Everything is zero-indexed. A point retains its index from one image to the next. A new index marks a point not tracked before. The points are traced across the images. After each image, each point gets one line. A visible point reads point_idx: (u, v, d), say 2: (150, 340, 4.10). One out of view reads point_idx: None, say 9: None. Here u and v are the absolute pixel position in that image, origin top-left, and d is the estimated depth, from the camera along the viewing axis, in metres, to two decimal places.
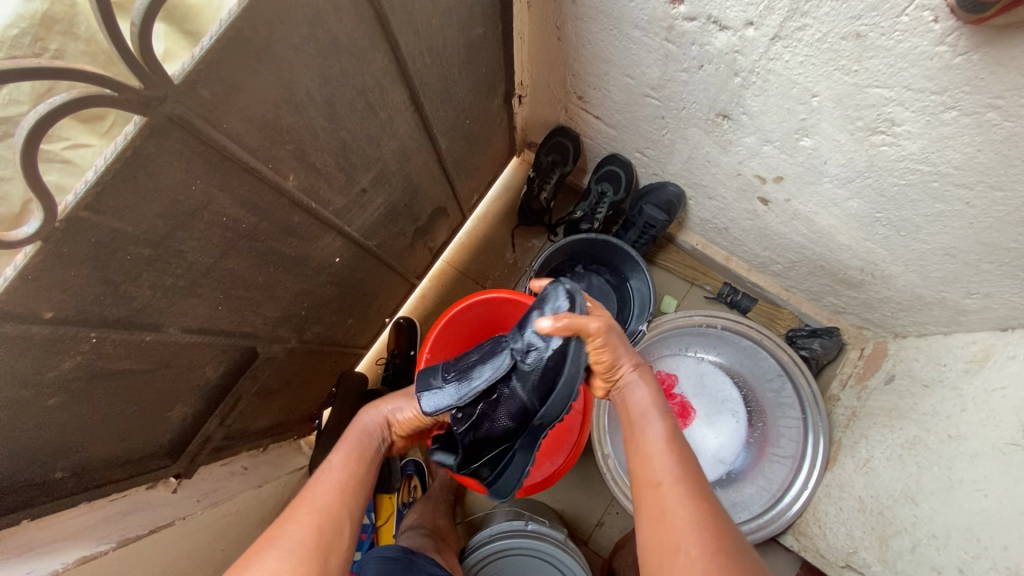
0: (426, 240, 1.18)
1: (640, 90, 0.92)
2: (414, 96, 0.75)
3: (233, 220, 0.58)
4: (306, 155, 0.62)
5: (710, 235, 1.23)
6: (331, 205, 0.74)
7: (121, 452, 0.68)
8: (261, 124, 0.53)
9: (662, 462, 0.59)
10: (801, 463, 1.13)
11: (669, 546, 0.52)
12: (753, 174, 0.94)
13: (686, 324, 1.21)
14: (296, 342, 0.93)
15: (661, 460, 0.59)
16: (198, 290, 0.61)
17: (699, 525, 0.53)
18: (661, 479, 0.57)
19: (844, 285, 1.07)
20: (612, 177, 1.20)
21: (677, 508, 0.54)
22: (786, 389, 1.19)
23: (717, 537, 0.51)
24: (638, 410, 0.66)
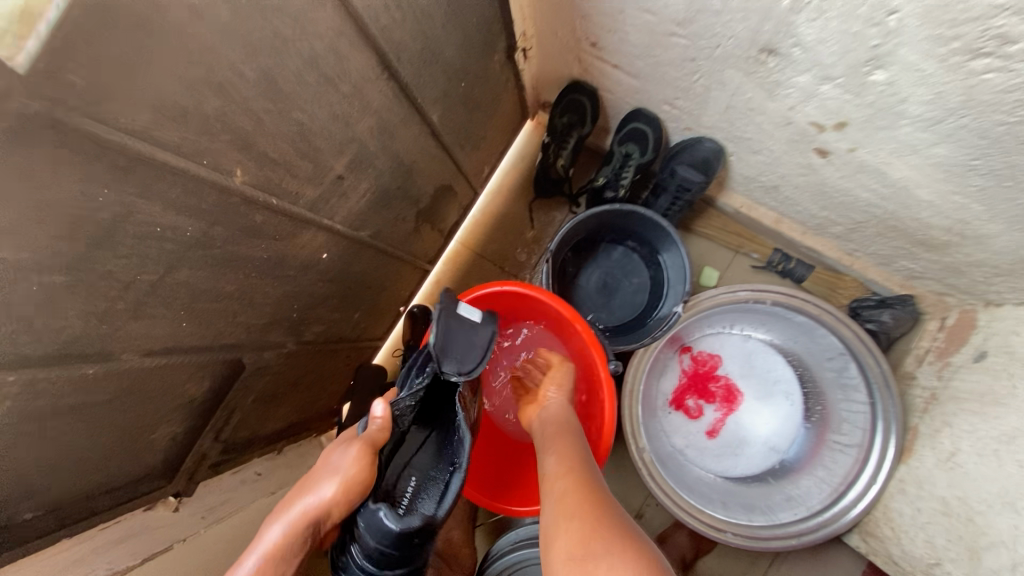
0: (432, 223, 1.08)
1: (663, 29, 0.76)
2: (384, 60, 0.64)
3: (172, 229, 0.50)
4: (252, 144, 0.52)
5: (756, 196, 1.06)
6: (302, 197, 0.65)
7: (103, 482, 0.64)
8: (178, 112, 0.43)
9: (558, 479, 0.62)
10: (869, 454, 0.99)
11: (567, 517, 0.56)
12: (808, 121, 0.77)
13: (729, 301, 1.06)
14: (294, 345, 0.86)
15: (565, 456, 0.66)
16: (148, 310, 0.53)
17: (583, 516, 0.55)
18: (567, 471, 0.63)
19: (922, 247, 0.90)
20: (637, 136, 1.04)
21: (567, 508, 0.57)
22: (849, 369, 1.03)
23: (604, 511, 0.55)
24: (550, 438, 0.71)
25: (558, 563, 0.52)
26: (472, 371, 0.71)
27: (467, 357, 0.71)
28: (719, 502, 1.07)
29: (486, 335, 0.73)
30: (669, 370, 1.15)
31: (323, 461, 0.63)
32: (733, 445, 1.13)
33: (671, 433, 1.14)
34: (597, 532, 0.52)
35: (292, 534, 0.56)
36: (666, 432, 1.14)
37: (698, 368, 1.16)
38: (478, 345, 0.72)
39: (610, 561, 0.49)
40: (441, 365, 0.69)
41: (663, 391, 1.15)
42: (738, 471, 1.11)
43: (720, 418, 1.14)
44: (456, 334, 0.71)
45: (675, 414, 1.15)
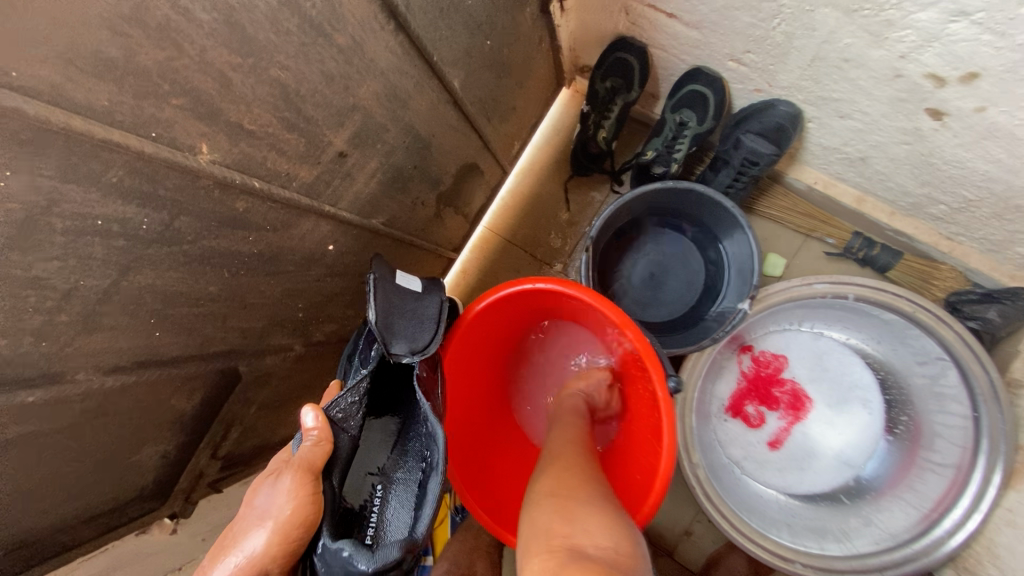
0: (457, 206, 0.96)
1: None
2: (390, 6, 0.51)
3: (121, 222, 0.39)
4: (221, 112, 0.41)
5: (836, 170, 0.89)
6: (295, 179, 0.54)
7: (80, 510, 0.56)
8: (102, 67, 0.33)
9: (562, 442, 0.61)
10: (968, 477, 0.83)
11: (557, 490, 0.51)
12: (925, 72, 0.61)
13: (804, 295, 0.90)
14: (302, 347, 0.77)
15: (570, 426, 0.66)
16: (104, 322, 0.44)
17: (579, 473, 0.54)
18: (570, 438, 0.62)
19: None
20: (694, 101, 0.88)
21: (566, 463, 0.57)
22: (947, 377, 0.87)
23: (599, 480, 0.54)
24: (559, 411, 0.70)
25: (538, 500, 0.51)
26: (428, 347, 0.58)
27: (418, 334, 0.58)
28: (782, 524, 0.93)
29: (434, 303, 0.62)
30: (725, 373, 1.00)
31: (248, 504, 0.48)
32: (798, 458, 0.98)
33: (727, 443, 1.01)
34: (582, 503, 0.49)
35: None
36: (721, 442, 1.00)
37: (759, 371, 1.01)
38: (426, 317, 0.60)
39: (592, 508, 0.48)
40: (388, 346, 0.56)
41: (718, 396, 1.01)
42: (805, 489, 0.97)
43: (784, 428, 0.99)
44: (396, 309, 0.58)
45: (732, 422, 1.01)
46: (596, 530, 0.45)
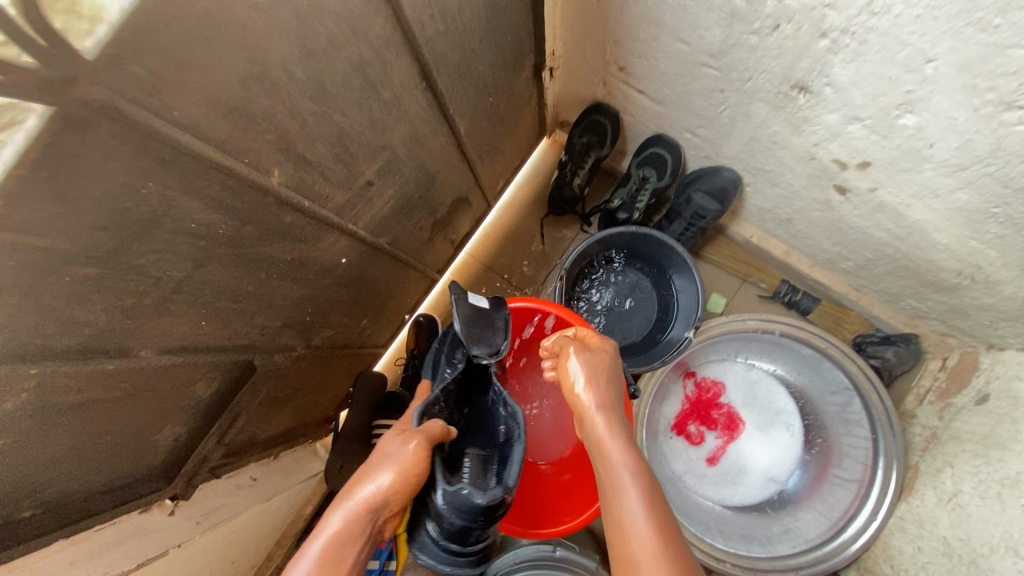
0: (446, 233, 1.08)
1: (695, 58, 0.77)
2: (424, 70, 0.63)
3: (204, 225, 0.48)
4: (292, 145, 0.51)
5: (768, 226, 1.08)
6: (331, 201, 0.64)
7: (103, 481, 0.61)
8: (228, 109, 0.43)
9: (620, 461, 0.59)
10: (868, 489, 0.99)
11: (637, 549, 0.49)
12: (831, 159, 0.78)
13: (739, 329, 1.06)
14: (303, 349, 0.85)
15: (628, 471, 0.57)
16: (171, 307, 0.52)
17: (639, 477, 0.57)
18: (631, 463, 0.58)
19: (932, 288, 0.92)
20: (655, 160, 1.05)
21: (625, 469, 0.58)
22: (852, 405, 1.04)
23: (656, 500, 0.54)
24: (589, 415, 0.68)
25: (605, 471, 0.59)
26: (501, 349, 0.72)
27: (494, 339, 0.72)
28: (717, 530, 1.06)
29: (501, 313, 0.76)
30: (672, 396, 1.14)
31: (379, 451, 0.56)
32: (731, 473, 1.12)
33: (671, 458, 1.13)
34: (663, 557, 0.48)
35: (352, 526, 0.50)
36: (666, 457, 1.13)
37: (701, 395, 1.15)
38: (497, 326, 0.74)
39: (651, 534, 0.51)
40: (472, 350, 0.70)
41: (665, 416, 1.14)
42: (736, 501, 1.11)
43: (720, 446, 1.13)
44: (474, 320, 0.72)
45: (677, 439, 1.14)
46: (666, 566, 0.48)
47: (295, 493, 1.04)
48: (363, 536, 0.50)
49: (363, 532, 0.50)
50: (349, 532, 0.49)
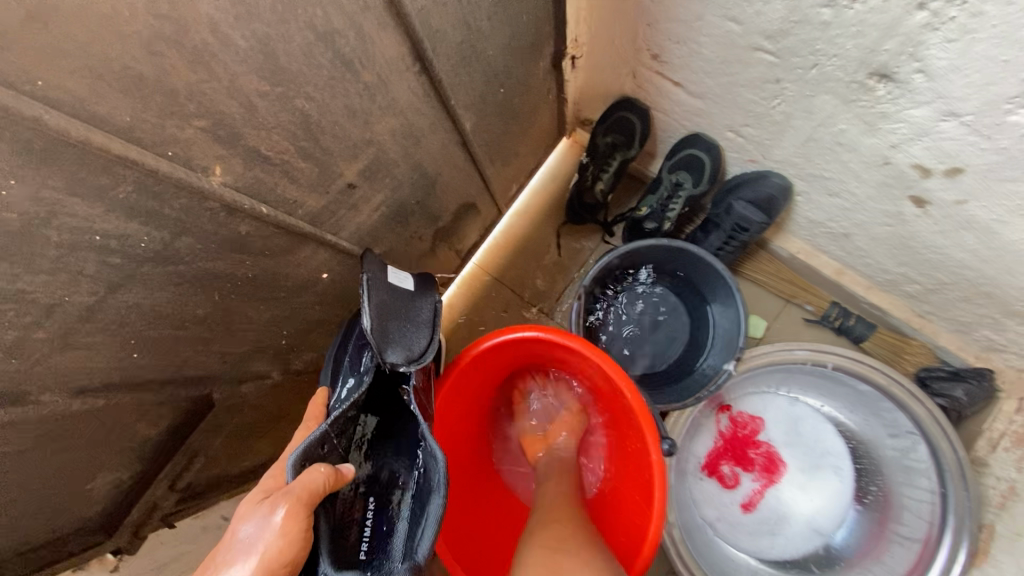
0: (451, 243, 0.96)
1: (746, 42, 0.65)
2: (419, 50, 0.52)
3: (120, 239, 0.38)
4: (240, 137, 0.40)
5: (818, 242, 0.94)
6: (302, 207, 0.53)
7: (17, 541, 0.51)
8: (130, 82, 0.32)
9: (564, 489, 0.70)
10: (937, 553, 0.85)
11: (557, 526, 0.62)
12: (910, 164, 0.64)
13: (784, 359, 0.92)
14: (280, 376, 0.73)
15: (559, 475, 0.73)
16: (83, 340, 0.41)
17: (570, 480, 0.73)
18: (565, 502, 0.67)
19: (1023, 320, 0.77)
20: (691, 163, 0.92)
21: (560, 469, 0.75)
22: (918, 452, 0.89)
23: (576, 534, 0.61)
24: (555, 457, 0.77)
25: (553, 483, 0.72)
26: (424, 351, 0.58)
27: (415, 339, 0.58)
28: None
29: (428, 305, 0.62)
30: (703, 432, 1.00)
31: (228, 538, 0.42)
32: (770, 522, 0.98)
33: (701, 503, 0.99)
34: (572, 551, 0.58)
35: None
36: (695, 502, 0.99)
37: (736, 432, 1.01)
38: (421, 322, 0.60)
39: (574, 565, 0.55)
40: (384, 355, 0.56)
41: (695, 455, 0.99)
42: (775, 555, 0.97)
43: (757, 490, 0.99)
44: (389, 315, 0.58)
45: (708, 482, 1.00)
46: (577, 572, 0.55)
47: None
48: None
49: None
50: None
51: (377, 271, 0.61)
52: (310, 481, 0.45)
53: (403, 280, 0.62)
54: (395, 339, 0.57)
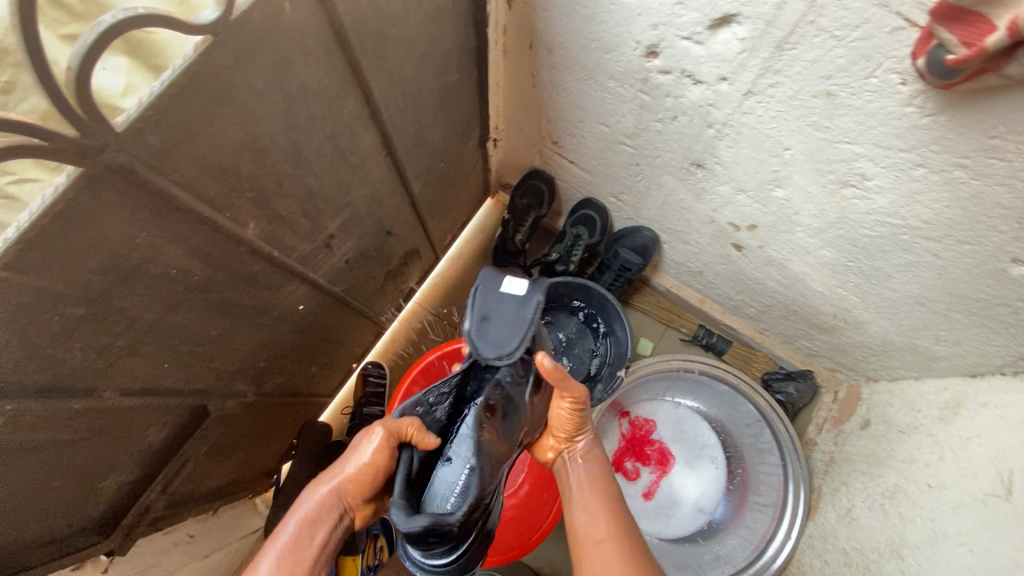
0: (397, 283, 1.14)
1: (614, 138, 0.92)
2: (387, 140, 0.73)
3: (183, 272, 0.53)
4: (269, 203, 0.58)
5: (684, 278, 1.23)
6: (296, 251, 0.70)
7: (43, 532, 0.60)
8: (218, 171, 0.49)
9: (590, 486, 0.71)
10: (782, 512, 1.10)
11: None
12: (727, 222, 0.94)
13: (663, 368, 1.19)
14: (253, 395, 0.86)
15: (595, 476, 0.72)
16: (140, 348, 0.55)
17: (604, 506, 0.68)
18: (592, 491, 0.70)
19: (818, 329, 1.08)
20: (587, 221, 1.20)
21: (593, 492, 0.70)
22: (764, 435, 1.17)
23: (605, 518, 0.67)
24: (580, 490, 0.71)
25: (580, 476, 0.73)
26: (511, 354, 0.65)
27: (506, 340, 0.66)
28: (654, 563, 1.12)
29: (532, 319, 0.68)
30: (610, 434, 1.24)
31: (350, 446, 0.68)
32: (665, 506, 1.21)
33: None
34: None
35: (323, 506, 0.62)
36: None
37: (635, 433, 1.25)
38: (519, 325, 0.67)
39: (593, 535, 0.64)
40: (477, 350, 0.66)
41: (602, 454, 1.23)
42: (671, 533, 1.18)
43: (653, 480, 1.22)
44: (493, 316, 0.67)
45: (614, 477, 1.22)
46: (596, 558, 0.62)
47: (231, 553, 1.00)
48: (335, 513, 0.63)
49: (331, 514, 0.62)
50: (317, 514, 0.62)
51: (493, 280, 0.70)
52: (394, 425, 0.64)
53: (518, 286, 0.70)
54: (491, 340, 0.66)
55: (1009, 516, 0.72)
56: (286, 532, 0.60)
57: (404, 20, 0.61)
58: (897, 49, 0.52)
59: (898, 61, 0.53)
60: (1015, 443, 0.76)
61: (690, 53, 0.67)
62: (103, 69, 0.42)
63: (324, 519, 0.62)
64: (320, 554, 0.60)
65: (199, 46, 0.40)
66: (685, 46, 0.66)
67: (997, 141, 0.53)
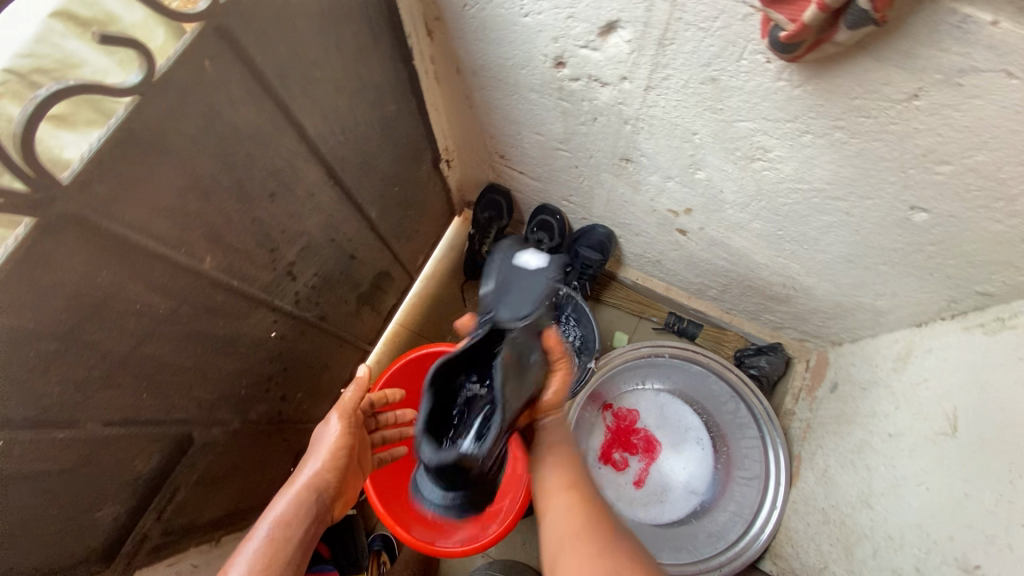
0: (372, 306, 1.20)
1: (550, 145, 0.98)
2: (332, 171, 0.80)
3: (148, 306, 0.60)
4: (221, 238, 0.65)
5: (647, 269, 1.28)
6: (258, 280, 0.76)
7: (44, 563, 0.64)
8: (166, 211, 0.56)
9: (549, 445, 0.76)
10: (766, 482, 1.14)
11: (570, 534, 0.63)
12: (666, 209, 1.00)
13: (635, 357, 1.23)
14: (239, 424, 0.91)
15: (559, 435, 0.78)
16: (116, 380, 0.61)
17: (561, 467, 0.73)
18: (555, 451, 0.75)
19: (774, 301, 1.12)
20: (545, 225, 1.25)
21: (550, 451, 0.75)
22: (741, 410, 1.20)
23: (568, 476, 0.71)
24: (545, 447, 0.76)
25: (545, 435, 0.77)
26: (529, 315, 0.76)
27: (520, 305, 0.78)
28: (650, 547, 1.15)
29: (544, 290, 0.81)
30: (595, 428, 1.26)
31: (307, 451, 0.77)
32: (657, 492, 1.23)
33: (602, 486, 1.22)
34: (595, 553, 0.59)
35: (297, 505, 0.68)
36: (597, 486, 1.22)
37: (621, 423, 1.28)
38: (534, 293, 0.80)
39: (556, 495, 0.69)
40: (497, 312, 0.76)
41: (591, 447, 1.25)
42: (664, 517, 1.20)
43: (643, 468, 1.25)
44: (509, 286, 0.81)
45: (605, 468, 1.24)
46: (557, 509, 0.67)
47: None
48: (308, 510, 0.68)
49: (306, 510, 0.68)
50: (292, 510, 0.67)
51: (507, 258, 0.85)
52: (344, 404, 0.76)
53: (540, 256, 0.85)
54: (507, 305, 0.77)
55: (956, 450, 0.75)
56: (263, 531, 0.64)
57: (326, 62, 0.68)
58: (753, 33, 0.58)
59: (758, 43, 0.59)
60: (957, 382, 0.80)
61: (590, 59, 0.74)
62: (81, 140, 0.47)
63: (299, 509, 0.67)
64: (299, 548, 0.65)
65: (129, 105, 0.48)
66: (585, 54, 0.73)
67: (860, 102, 0.59)
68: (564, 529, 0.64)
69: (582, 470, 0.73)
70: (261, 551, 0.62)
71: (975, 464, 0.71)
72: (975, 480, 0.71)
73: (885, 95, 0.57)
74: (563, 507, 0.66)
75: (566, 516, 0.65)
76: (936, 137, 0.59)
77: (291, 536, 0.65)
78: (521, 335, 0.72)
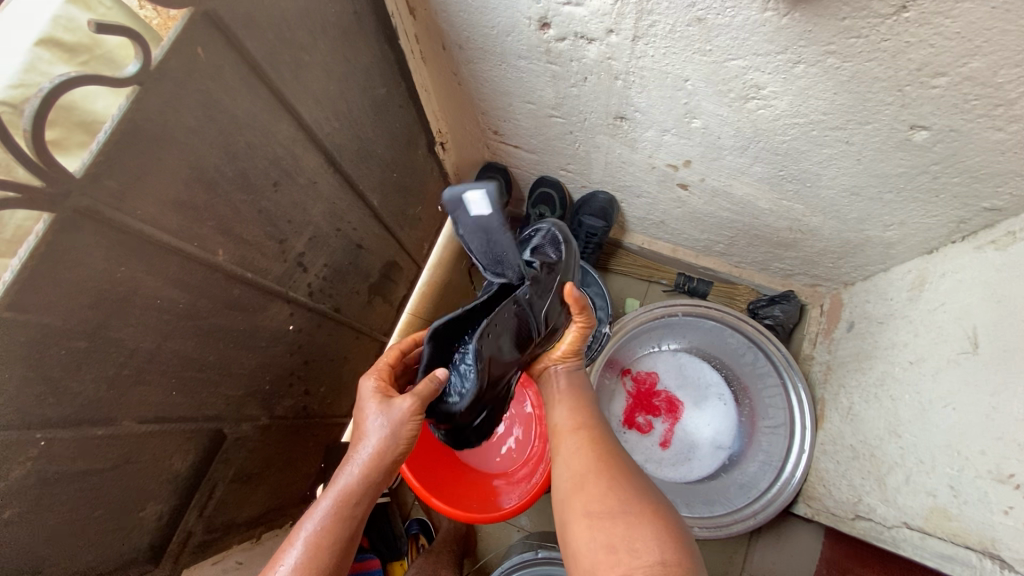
0: (384, 296, 1.21)
1: (543, 112, 0.99)
2: (330, 158, 0.81)
3: (168, 301, 0.61)
4: (231, 229, 0.66)
5: (652, 232, 1.28)
6: (270, 273, 0.77)
7: (96, 561, 0.66)
8: (175, 204, 0.57)
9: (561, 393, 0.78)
10: (792, 428, 1.14)
11: (581, 472, 0.64)
12: (665, 164, 0.99)
13: (648, 319, 1.22)
14: (268, 420, 0.92)
15: (573, 381, 0.80)
16: (146, 377, 0.63)
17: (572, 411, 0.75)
18: (566, 397, 0.77)
19: (781, 248, 1.12)
20: (546, 199, 1.27)
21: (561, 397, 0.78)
22: (759, 359, 1.20)
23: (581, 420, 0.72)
24: (556, 395, 0.79)
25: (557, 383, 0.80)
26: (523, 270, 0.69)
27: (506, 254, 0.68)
28: (683, 504, 1.15)
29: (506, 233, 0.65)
30: (616, 394, 1.27)
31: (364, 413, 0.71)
32: (685, 451, 1.24)
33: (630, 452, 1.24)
34: (604, 488, 0.61)
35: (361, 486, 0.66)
36: None
37: (640, 388, 1.28)
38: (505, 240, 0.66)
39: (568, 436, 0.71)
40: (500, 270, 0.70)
41: (614, 414, 1.26)
42: (694, 474, 1.21)
43: (668, 428, 1.26)
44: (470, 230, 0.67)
45: (630, 433, 1.25)
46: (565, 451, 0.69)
47: None
48: (368, 491, 0.67)
49: (366, 489, 0.67)
50: (355, 492, 0.66)
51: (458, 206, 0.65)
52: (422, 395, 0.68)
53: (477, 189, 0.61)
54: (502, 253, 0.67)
55: (980, 366, 0.75)
56: (323, 513, 0.63)
57: (314, 46, 0.69)
58: None
59: None
60: (975, 301, 0.80)
61: (575, 16, 0.74)
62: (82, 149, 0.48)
63: (360, 494, 0.66)
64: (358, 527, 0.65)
65: (129, 96, 0.49)
66: (569, 11, 0.73)
67: (849, 22, 0.59)
68: (574, 464, 0.66)
69: (594, 416, 0.74)
70: (321, 535, 0.62)
71: (1001, 377, 0.71)
72: (1002, 395, 0.71)
73: (872, 11, 0.57)
74: (572, 448, 0.68)
75: (575, 452, 0.67)
76: (929, 48, 0.59)
77: (351, 519, 0.64)
78: (529, 292, 0.69)
